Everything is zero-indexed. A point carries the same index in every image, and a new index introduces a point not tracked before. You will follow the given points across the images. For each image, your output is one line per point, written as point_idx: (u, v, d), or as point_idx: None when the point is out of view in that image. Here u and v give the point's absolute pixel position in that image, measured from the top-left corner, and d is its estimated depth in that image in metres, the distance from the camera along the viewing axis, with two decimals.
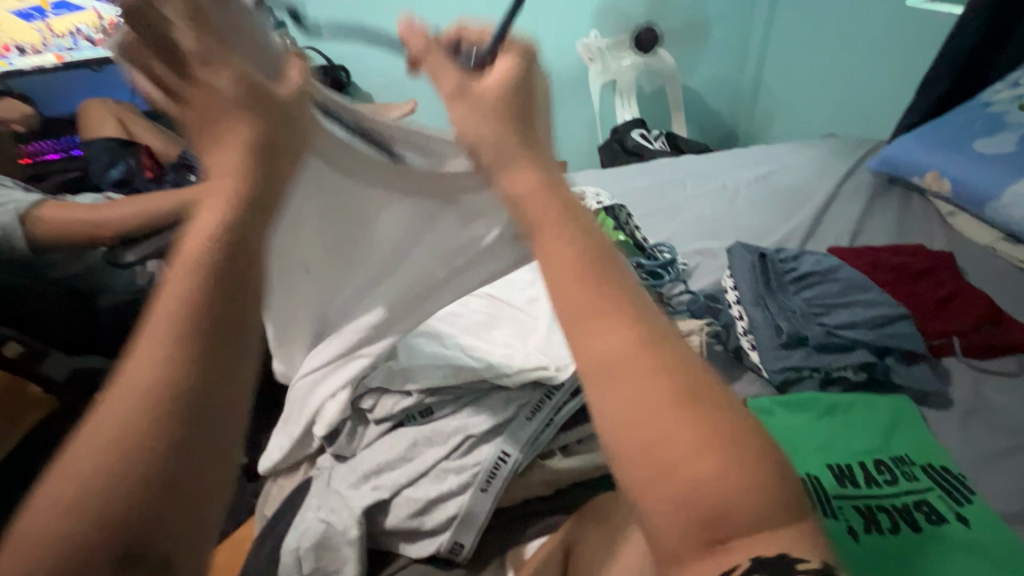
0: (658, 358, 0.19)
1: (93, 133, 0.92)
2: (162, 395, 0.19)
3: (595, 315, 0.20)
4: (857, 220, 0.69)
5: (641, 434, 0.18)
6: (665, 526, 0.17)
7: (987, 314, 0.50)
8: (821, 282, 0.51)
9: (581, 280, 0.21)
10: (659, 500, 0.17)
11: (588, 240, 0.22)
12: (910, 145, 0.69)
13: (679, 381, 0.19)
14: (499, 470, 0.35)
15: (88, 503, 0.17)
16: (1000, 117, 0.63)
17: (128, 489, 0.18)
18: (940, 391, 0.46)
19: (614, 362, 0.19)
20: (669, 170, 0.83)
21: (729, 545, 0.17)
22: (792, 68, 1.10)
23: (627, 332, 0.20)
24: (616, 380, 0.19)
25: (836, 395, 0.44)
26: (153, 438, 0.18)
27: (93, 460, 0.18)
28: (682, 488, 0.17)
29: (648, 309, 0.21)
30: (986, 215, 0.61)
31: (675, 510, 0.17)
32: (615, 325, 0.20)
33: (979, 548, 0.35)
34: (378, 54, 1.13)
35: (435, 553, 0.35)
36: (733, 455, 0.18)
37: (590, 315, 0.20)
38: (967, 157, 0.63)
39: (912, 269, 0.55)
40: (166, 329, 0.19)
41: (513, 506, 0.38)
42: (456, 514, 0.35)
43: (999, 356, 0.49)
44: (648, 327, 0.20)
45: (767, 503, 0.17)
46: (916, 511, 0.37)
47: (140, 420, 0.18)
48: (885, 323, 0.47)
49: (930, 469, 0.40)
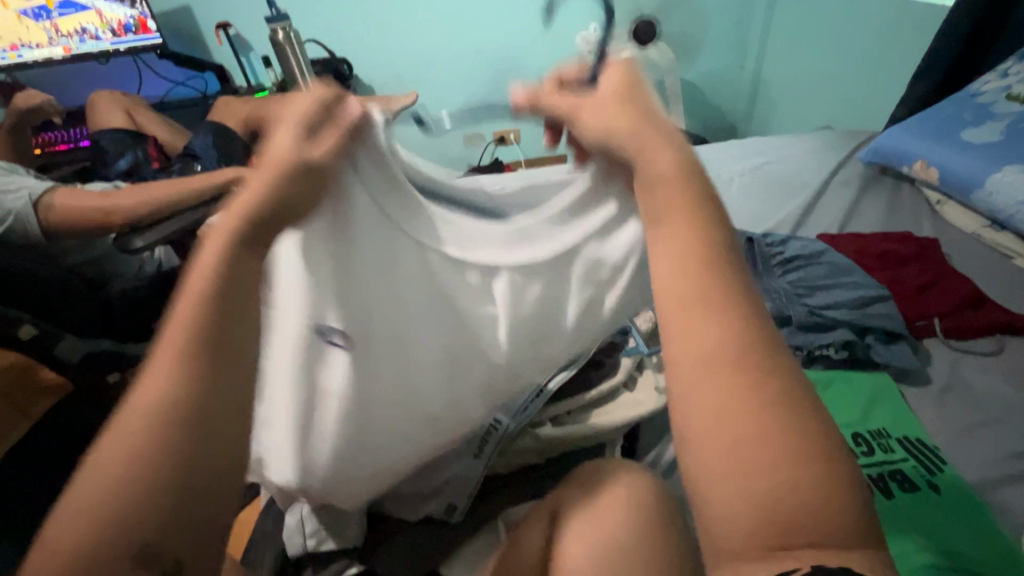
0: (751, 360, 0.18)
1: (101, 125, 0.94)
2: (187, 377, 0.20)
3: (682, 305, 0.20)
4: (847, 208, 0.70)
5: (717, 421, 0.17)
6: (727, 520, 0.17)
7: (968, 298, 0.52)
8: (806, 265, 0.53)
9: (686, 268, 0.21)
10: (715, 501, 0.17)
11: (702, 232, 0.22)
12: (901, 136, 0.71)
13: (761, 381, 0.18)
14: (490, 436, 0.36)
15: (132, 453, 0.18)
16: (988, 108, 0.64)
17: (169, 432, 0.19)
18: (920, 368, 0.47)
19: (703, 349, 0.19)
20: None
21: (792, 549, 0.16)
22: (788, 61, 1.12)
23: (719, 326, 0.19)
24: (702, 366, 0.19)
25: (818, 372, 0.46)
26: (182, 411, 0.19)
27: (133, 437, 0.19)
28: (741, 496, 0.16)
29: (756, 307, 0.20)
30: (973, 203, 0.62)
31: (744, 504, 0.16)
32: (715, 316, 0.19)
33: (950, 513, 0.37)
34: (379, 48, 1.15)
35: (431, 515, 0.37)
36: (808, 459, 0.17)
37: (688, 304, 0.20)
38: (955, 146, 0.64)
39: (898, 254, 0.57)
40: (200, 296, 0.21)
41: (506, 473, 0.40)
42: (450, 478, 0.37)
43: (979, 336, 0.50)
44: (745, 320, 0.19)
45: (843, 511, 0.16)
46: (891, 479, 0.39)
47: (177, 395, 0.19)
48: (866, 304, 0.49)
49: (907, 441, 0.42)
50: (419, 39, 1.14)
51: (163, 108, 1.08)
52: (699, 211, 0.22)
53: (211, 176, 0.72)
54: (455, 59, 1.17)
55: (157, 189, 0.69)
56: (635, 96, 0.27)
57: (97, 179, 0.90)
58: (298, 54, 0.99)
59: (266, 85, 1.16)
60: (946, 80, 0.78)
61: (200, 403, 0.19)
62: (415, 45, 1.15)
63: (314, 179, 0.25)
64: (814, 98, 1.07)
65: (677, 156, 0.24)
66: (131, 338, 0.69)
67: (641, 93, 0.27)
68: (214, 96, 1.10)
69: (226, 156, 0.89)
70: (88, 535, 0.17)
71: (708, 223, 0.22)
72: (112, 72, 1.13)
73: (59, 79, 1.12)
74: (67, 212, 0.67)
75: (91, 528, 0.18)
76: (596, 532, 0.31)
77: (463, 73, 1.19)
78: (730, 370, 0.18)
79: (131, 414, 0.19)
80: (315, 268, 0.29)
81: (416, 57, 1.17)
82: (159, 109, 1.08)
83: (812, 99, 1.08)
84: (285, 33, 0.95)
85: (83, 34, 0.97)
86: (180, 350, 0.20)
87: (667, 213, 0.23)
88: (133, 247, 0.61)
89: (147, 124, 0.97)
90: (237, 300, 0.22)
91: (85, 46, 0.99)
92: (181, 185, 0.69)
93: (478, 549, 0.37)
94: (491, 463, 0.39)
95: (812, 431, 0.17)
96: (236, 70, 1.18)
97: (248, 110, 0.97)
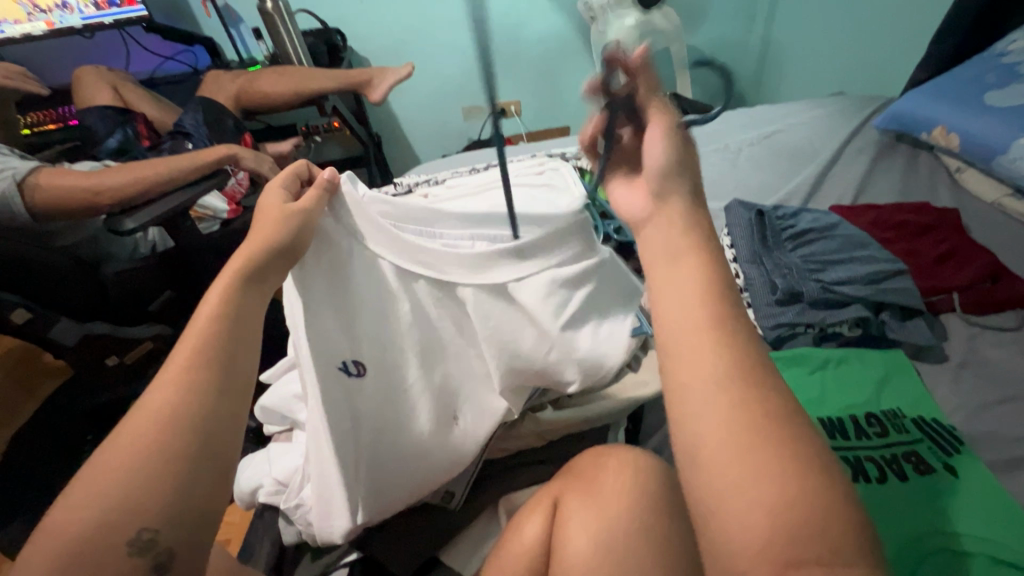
0: (758, 383, 0.20)
1: (88, 102, 0.91)
2: (195, 385, 0.24)
3: (683, 330, 0.21)
4: (861, 177, 0.67)
5: (715, 441, 0.19)
6: (739, 540, 0.17)
7: (988, 270, 0.49)
8: (818, 239, 0.51)
9: (693, 296, 0.22)
10: (735, 514, 0.17)
11: (708, 265, 0.23)
12: (919, 102, 0.67)
13: (765, 400, 0.19)
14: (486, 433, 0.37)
15: (145, 448, 0.22)
16: (1013, 68, 0.60)
17: (176, 430, 0.22)
18: (935, 344, 0.46)
19: (697, 370, 0.20)
20: None
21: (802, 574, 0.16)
22: (800, 24, 1.07)
23: (720, 350, 0.20)
24: (695, 389, 0.20)
25: (829, 350, 0.45)
26: (189, 411, 0.23)
27: (145, 435, 0.22)
28: (761, 505, 0.17)
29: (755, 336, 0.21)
30: (995, 171, 0.59)
31: (754, 524, 0.17)
32: (711, 337, 0.21)
33: (966, 495, 0.35)
34: (373, 17, 1.10)
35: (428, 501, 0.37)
36: (798, 477, 0.17)
37: (696, 327, 0.21)
38: (976, 110, 0.61)
39: (915, 226, 0.54)
40: (207, 318, 0.26)
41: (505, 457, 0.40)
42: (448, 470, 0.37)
43: (998, 311, 0.48)
44: (742, 345, 0.21)
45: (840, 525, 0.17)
46: (905, 461, 0.37)
47: (185, 398, 0.23)
48: (882, 278, 0.47)
49: (921, 421, 0.40)
50: (414, 7, 1.10)
51: (152, 84, 1.05)
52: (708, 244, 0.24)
53: (201, 154, 0.69)
54: (452, 28, 1.13)
55: (147, 167, 0.67)
56: (677, 165, 0.28)
57: (86, 160, 0.88)
58: (288, 24, 0.95)
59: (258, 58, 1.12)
60: (971, 41, 0.73)
61: (197, 408, 0.23)
62: (411, 13, 1.10)
63: (300, 228, 0.31)
64: (827, 63, 1.02)
65: (683, 208, 0.26)
66: (128, 322, 0.69)
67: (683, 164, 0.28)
68: (204, 71, 1.06)
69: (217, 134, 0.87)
70: (96, 510, 0.20)
71: (715, 258, 0.23)
72: (98, 47, 1.09)
73: (46, 55, 1.08)
74: (54, 189, 0.65)
75: (95, 514, 0.20)
76: (599, 523, 0.30)
77: (462, 42, 1.15)
78: (742, 395, 0.19)
79: (139, 415, 0.23)
80: (321, 307, 0.33)
81: (412, 26, 1.12)
82: (148, 85, 1.05)
83: (824, 65, 1.03)
84: (274, 2, 0.91)
85: (65, 7, 0.94)
86: (184, 367, 0.24)
87: (672, 247, 0.24)
88: (123, 228, 0.58)
89: (136, 100, 0.94)
90: (231, 325, 0.26)
91: (67, 20, 0.95)
92: (170, 164, 0.67)
93: (476, 535, 0.37)
94: (489, 447, 0.38)
95: (809, 441, 0.19)
96: (227, 43, 1.14)
97: (239, 84, 0.93)
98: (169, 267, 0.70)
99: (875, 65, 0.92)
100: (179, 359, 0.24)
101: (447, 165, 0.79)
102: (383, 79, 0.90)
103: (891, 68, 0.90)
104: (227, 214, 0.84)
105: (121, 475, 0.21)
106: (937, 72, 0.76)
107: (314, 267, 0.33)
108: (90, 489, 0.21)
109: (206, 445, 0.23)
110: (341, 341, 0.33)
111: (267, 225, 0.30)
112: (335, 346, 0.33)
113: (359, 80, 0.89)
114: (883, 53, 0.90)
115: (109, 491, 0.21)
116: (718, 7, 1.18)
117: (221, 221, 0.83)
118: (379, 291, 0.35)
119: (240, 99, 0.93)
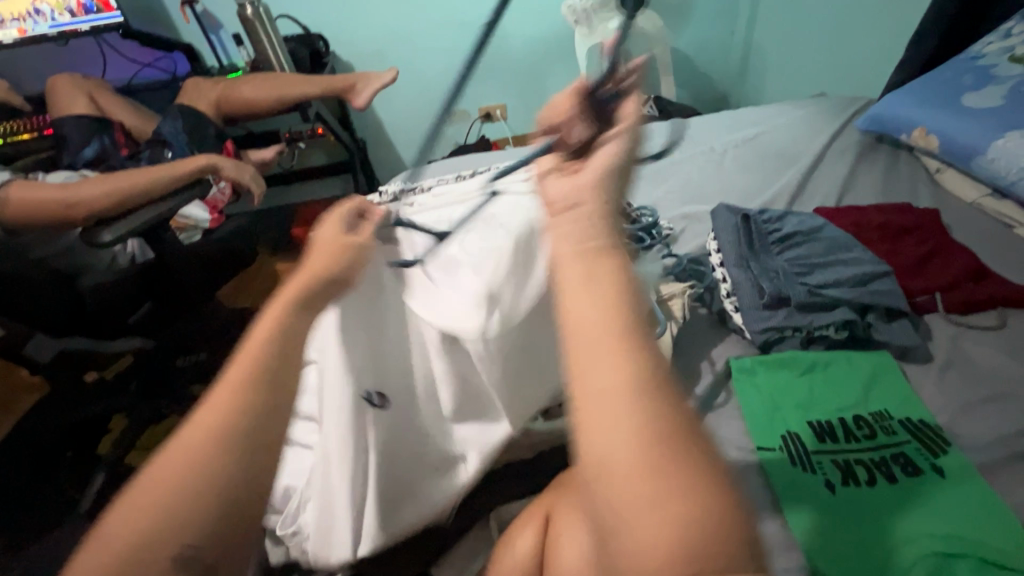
0: (651, 383, 0.18)
1: (64, 111, 0.89)
2: (241, 407, 0.23)
3: (587, 346, 0.19)
4: (844, 178, 0.68)
5: (615, 466, 0.17)
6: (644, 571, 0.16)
7: (969, 270, 0.50)
8: (804, 243, 0.51)
9: (599, 306, 0.20)
10: (637, 536, 0.16)
11: (614, 276, 0.21)
12: (899, 103, 0.68)
13: (659, 397, 0.18)
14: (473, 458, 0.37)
15: (192, 466, 0.21)
16: (989, 70, 0.61)
17: (219, 455, 0.22)
18: (920, 345, 0.46)
19: (600, 388, 0.18)
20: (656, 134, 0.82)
21: None
22: (781, 26, 1.08)
23: (625, 367, 0.19)
24: (596, 409, 0.18)
25: (817, 353, 0.45)
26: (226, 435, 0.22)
27: (192, 456, 0.22)
28: (664, 524, 0.16)
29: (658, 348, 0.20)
30: (974, 171, 0.60)
31: (656, 556, 0.16)
32: (614, 354, 0.19)
33: (955, 495, 0.36)
34: (356, 21, 1.09)
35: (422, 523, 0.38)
36: (697, 503, 0.16)
37: (601, 341, 0.19)
38: (955, 112, 0.62)
39: (897, 227, 0.55)
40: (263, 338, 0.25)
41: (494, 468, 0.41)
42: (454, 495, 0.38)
43: (981, 310, 0.49)
44: (645, 362, 0.19)
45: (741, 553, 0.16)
46: (893, 464, 0.38)
47: (234, 418, 0.22)
48: (867, 281, 0.48)
49: (909, 423, 0.40)
50: (398, 11, 1.09)
51: (131, 92, 1.03)
52: (617, 252, 0.22)
53: (179, 164, 0.68)
54: (437, 32, 1.12)
55: (122, 179, 0.65)
56: (612, 176, 0.27)
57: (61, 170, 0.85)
58: (269, 30, 0.93)
59: (239, 64, 1.10)
60: (948, 42, 0.74)
61: (243, 433, 0.22)
62: (394, 18, 1.10)
63: (353, 260, 0.31)
64: (808, 64, 1.04)
65: (598, 210, 0.24)
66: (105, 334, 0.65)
67: (612, 174, 0.27)
68: (183, 78, 1.05)
69: (197, 142, 0.85)
70: (138, 522, 0.21)
71: (623, 268, 0.22)
72: (74, 54, 1.07)
73: (19, 63, 1.06)
74: (30, 202, 0.63)
75: (135, 529, 0.21)
76: None
77: (446, 46, 1.14)
78: (638, 396, 0.18)
79: (191, 432, 0.22)
80: (347, 339, 0.34)
81: (395, 31, 1.11)
82: (127, 92, 1.03)
83: (806, 66, 1.04)
84: (254, 8, 0.90)
85: (37, 15, 0.92)
86: (232, 384, 0.23)
87: (581, 254, 0.22)
88: (101, 241, 0.57)
89: (113, 109, 0.92)
90: (277, 345, 0.25)
91: (41, 27, 0.93)
92: (148, 174, 0.65)
93: (468, 547, 0.39)
94: (484, 464, 0.38)
95: (715, 461, 0.18)
96: (207, 50, 1.13)
97: (219, 91, 0.92)
98: (151, 279, 0.67)
99: (855, 66, 0.94)
100: (236, 376, 0.24)
101: (433, 171, 0.79)
102: (367, 85, 0.89)
103: (871, 69, 0.91)
104: (209, 224, 0.82)
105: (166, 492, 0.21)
106: (917, 73, 0.78)
107: (350, 303, 0.34)
108: (139, 507, 0.21)
109: (249, 471, 0.22)
110: (367, 373, 0.34)
111: (325, 252, 0.31)
112: (361, 378, 0.33)
113: (343, 85, 0.88)
114: (864, 54, 0.91)
115: (150, 512, 0.21)
116: (701, 10, 1.19)
117: (203, 230, 0.83)
118: (404, 322, 0.36)
119: (221, 106, 0.92)
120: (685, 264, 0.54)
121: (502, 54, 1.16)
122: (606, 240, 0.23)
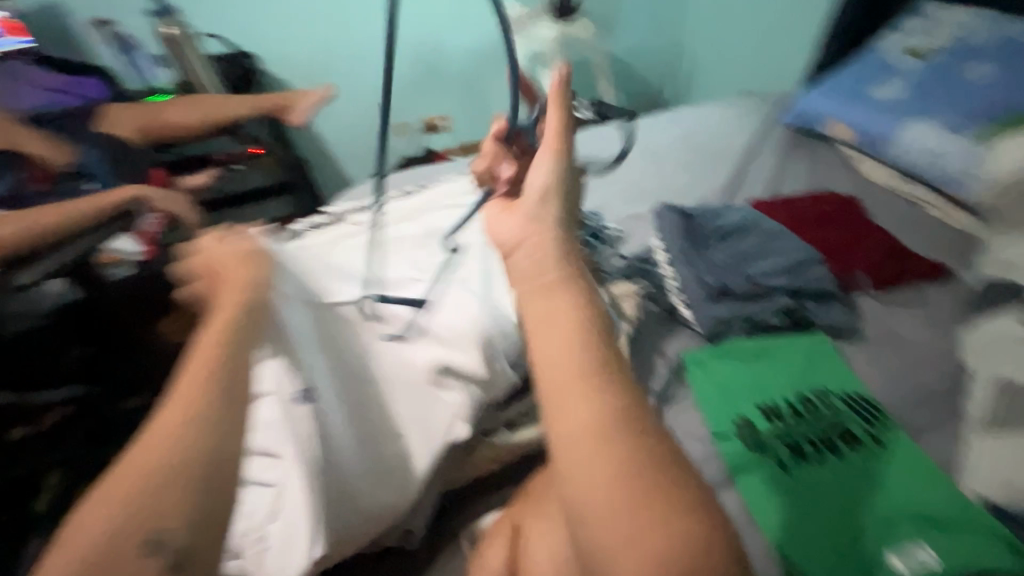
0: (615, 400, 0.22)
1: None
2: (196, 411, 0.24)
3: (559, 391, 0.22)
4: (774, 171, 0.72)
5: (589, 505, 0.20)
6: None
7: (889, 250, 0.54)
8: (739, 237, 0.54)
9: (569, 344, 0.23)
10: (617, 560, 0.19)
11: (578, 320, 0.24)
12: (817, 98, 0.73)
13: (628, 445, 0.21)
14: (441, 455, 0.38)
15: (153, 466, 0.22)
16: (890, 67, 0.68)
17: (180, 456, 0.23)
18: (852, 325, 0.49)
19: (569, 430, 0.21)
20: (596, 137, 0.83)
21: None
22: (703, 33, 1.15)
23: (590, 408, 0.21)
24: (571, 451, 0.21)
25: (758, 341, 0.48)
26: (185, 437, 0.23)
27: (153, 462, 0.22)
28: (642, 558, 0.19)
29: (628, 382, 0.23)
30: (885, 158, 0.66)
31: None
32: (581, 397, 0.22)
33: (894, 463, 0.39)
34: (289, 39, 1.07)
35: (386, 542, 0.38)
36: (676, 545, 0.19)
37: (571, 388, 0.22)
38: (866, 104, 0.68)
39: (824, 214, 0.59)
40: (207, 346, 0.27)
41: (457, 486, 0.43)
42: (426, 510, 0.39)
43: (901, 287, 0.53)
44: (613, 401, 0.22)
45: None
46: (837, 438, 0.40)
47: (186, 420, 0.24)
48: (799, 268, 0.50)
49: (849, 398, 0.43)
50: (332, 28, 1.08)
51: None
52: (578, 287, 0.25)
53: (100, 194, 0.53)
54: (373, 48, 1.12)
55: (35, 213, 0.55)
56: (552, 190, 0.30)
57: None
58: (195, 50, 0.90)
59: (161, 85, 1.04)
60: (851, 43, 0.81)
61: (196, 430, 0.23)
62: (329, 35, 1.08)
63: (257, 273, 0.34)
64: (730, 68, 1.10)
65: (553, 240, 0.27)
66: None
67: (558, 195, 0.30)
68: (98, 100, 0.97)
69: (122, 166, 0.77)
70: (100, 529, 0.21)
71: (587, 307, 0.24)
72: None
73: None
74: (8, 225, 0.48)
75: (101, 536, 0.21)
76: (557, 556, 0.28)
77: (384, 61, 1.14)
78: (604, 440, 0.21)
79: (143, 447, 0.23)
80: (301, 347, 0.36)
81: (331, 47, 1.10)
82: None
83: (728, 69, 1.11)
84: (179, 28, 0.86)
85: None
86: (182, 398, 0.24)
87: (540, 298, 0.25)
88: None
89: None
90: (224, 374, 0.26)
91: None
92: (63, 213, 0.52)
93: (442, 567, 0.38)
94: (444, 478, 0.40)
95: (691, 492, 0.20)
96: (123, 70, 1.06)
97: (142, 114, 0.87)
98: None
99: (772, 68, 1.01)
100: (193, 378, 0.25)
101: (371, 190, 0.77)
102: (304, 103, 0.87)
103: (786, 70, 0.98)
104: None
105: (139, 490, 0.22)
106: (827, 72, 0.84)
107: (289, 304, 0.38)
108: (102, 505, 0.22)
109: (217, 440, 0.24)
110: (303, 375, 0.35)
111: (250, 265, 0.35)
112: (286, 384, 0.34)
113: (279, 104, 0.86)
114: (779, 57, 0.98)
115: (118, 520, 0.21)
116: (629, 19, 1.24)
117: None
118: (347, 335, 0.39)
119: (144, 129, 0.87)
120: (634, 264, 0.53)
121: (441, 68, 1.17)
122: (559, 268, 0.26)
